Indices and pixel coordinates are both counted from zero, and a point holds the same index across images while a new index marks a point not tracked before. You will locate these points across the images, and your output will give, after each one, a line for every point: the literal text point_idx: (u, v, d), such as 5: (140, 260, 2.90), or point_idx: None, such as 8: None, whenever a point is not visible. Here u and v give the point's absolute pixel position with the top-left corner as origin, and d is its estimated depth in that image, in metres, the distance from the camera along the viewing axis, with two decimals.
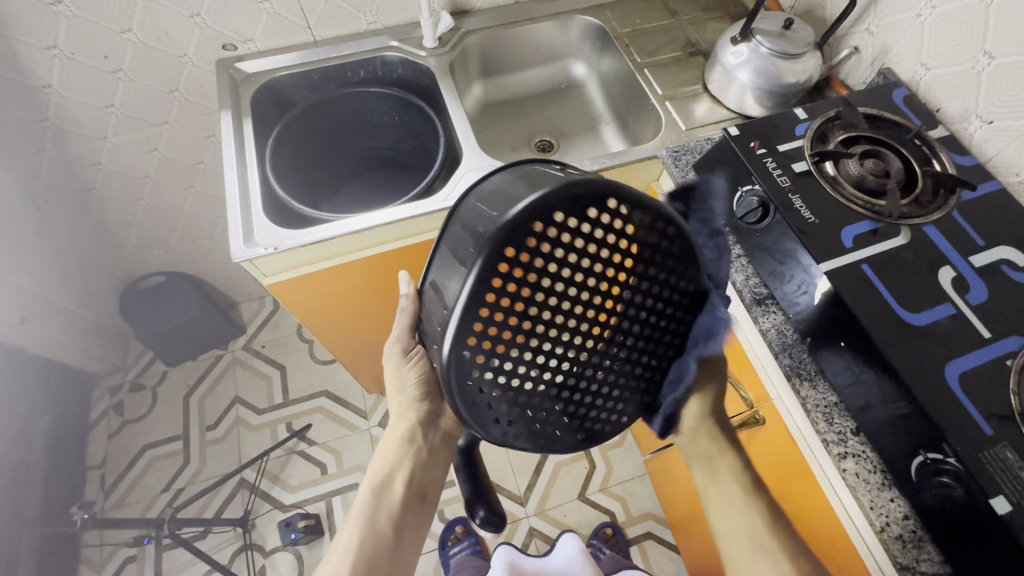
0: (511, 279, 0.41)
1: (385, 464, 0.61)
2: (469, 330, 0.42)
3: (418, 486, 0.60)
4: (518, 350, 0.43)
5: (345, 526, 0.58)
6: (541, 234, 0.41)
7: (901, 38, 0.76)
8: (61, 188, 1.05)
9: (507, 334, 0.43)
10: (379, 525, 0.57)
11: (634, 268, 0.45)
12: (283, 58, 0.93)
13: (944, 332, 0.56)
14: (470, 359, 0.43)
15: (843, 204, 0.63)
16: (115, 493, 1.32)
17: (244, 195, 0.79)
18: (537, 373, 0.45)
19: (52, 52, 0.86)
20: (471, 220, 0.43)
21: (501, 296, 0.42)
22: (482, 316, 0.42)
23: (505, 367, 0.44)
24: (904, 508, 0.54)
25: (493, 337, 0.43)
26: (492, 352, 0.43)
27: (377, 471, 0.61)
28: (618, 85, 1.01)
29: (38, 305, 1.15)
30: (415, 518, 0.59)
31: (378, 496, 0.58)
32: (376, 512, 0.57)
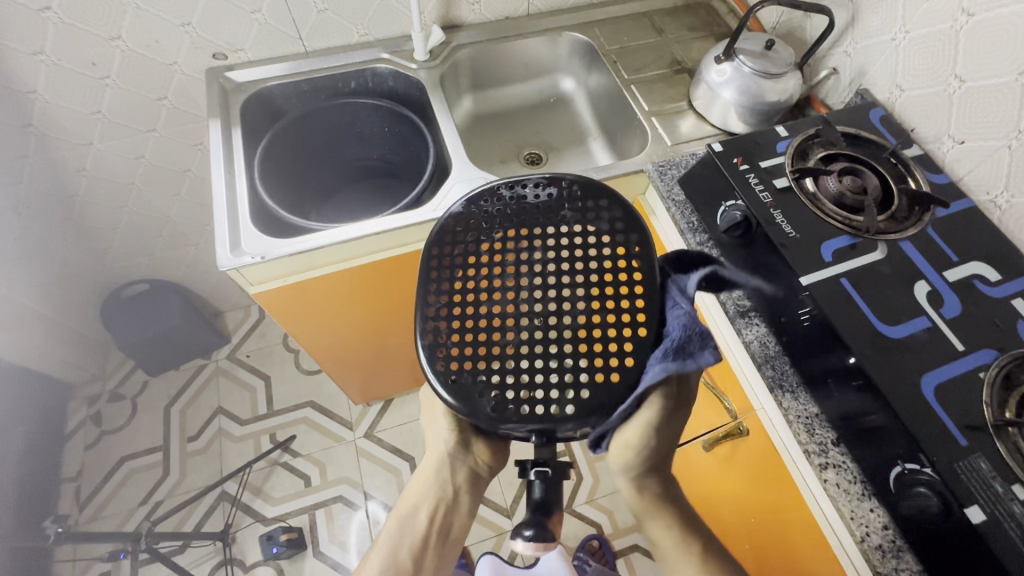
0: (442, 263, 0.53)
1: (412, 496, 0.64)
2: (425, 318, 0.51)
3: (440, 523, 0.63)
4: (472, 319, 0.51)
5: (371, 555, 0.62)
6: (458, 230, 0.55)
7: (878, 60, 0.78)
8: (43, 193, 1.03)
9: (457, 307, 0.52)
10: (400, 559, 0.61)
11: (547, 233, 0.54)
12: (274, 68, 0.94)
13: (920, 345, 0.57)
14: (432, 338, 0.51)
15: (823, 219, 0.65)
16: (91, 506, 1.28)
17: (231, 203, 0.79)
18: (497, 337, 0.50)
19: (39, 58, 0.85)
20: None
21: (441, 278, 0.53)
22: (434, 298, 0.52)
23: (467, 341, 0.50)
24: (884, 518, 0.55)
25: (445, 316, 0.51)
26: (449, 326, 0.51)
27: (404, 503, 0.64)
28: (605, 101, 1.03)
29: (17, 313, 1.13)
30: (436, 554, 0.63)
31: (401, 533, 0.62)
32: (399, 551, 0.61)
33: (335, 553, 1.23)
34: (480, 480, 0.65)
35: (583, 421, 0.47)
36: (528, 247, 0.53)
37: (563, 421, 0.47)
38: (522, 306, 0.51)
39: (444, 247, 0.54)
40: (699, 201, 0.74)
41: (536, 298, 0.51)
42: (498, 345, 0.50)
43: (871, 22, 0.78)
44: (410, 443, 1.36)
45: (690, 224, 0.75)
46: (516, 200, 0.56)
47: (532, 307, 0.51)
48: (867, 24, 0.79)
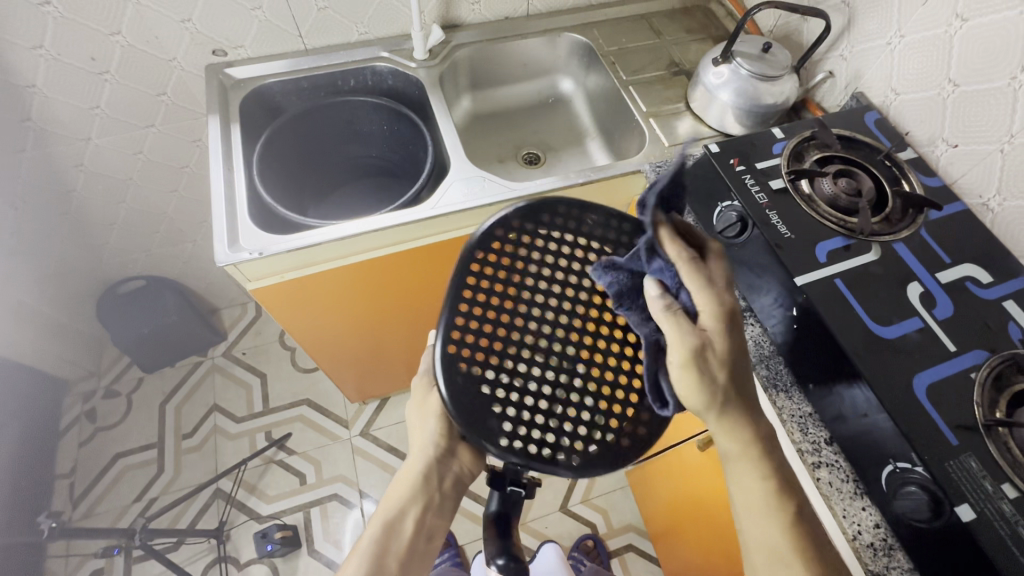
0: (482, 275, 0.53)
1: (396, 499, 0.61)
2: (452, 327, 0.52)
3: (427, 526, 0.61)
4: (499, 343, 0.52)
5: (350, 562, 0.58)
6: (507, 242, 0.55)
7: (874, 64, 0.79)
8: (41, 188, 1.03)
9: (487, 326, 0.52)
10: (386, 565, 0.57)
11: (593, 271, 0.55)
12: (273, 65, 0.94)
13: (913, 345, 0.58)
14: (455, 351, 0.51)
15: (818, 221, 0.66)
16: (85, 503, 1.28)
17: (229, 200, 0.79)
18: (520, 369, 0.51)
19: (38, 52, 0.85)
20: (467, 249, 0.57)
21: (477, 290, 0.53)
22: (466, 310, 0.52)
23: (488, 363, 0.51)
24: (876, 517, 0.54)
25: (470, 330, 0.51)
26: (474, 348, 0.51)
27: (388, 505, 0.61)
28: (603, 102, 1.04)
29: (12, 308, 1.13)
30: (419, 560, 0.60)
31: (385, 532, 0.59)
32: (385, 552, 0.58)
33: (330, 552, 1.23)
34: (464, 482, 0.65)
35: (583, 473, 0.49)
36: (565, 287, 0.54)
37: (563, 470, 0.49)
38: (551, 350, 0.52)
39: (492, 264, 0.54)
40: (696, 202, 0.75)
41: (566, 337, 0.53)
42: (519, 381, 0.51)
43: (867, 26, 0.79)
44: (405, 441, 1.36)
45: None
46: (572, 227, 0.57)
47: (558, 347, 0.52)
48: (863, 28, 0.80)
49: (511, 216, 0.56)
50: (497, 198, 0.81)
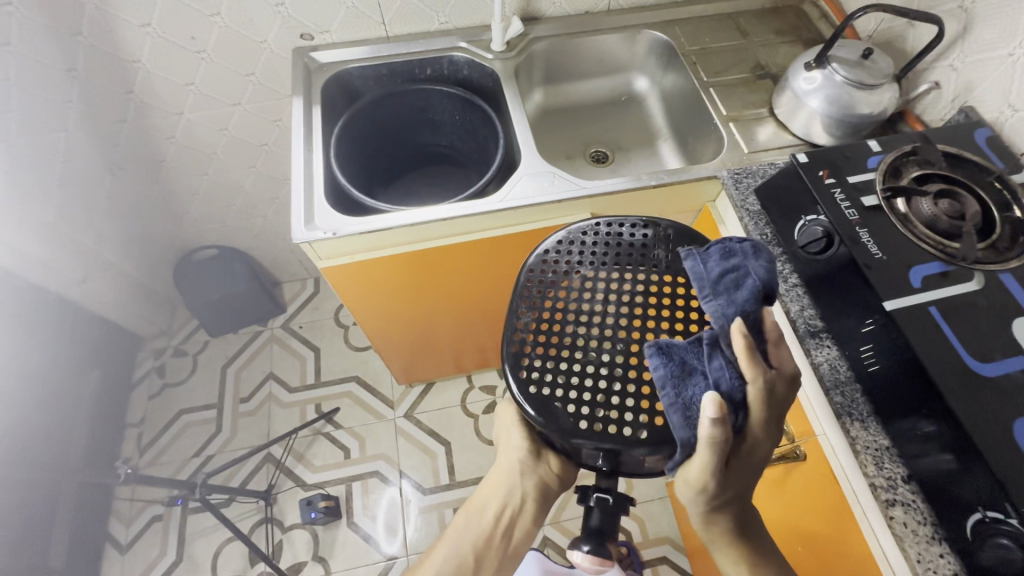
0: (529, 298, 0.57)
1: (482, 496, 0.64)
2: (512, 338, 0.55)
3: (509, 526, 0.63)
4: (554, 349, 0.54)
5: (435, 549, 0.62)
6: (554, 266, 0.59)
7: (990, 77, 0.73)
8: (134, 156, 1.11)
9: (541, 338, 0.54)
10: (462, 553, 0.60)
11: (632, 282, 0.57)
12: (356, 51, 0.97)
13: (1015, 386, 0.53)
14: (518, 350, 0.54)
15: (915, 243, 0.61)
16: (150, 452, 1.37)
17: (308, 178, 0.82)
18: (580, 373, 0.52)
19: (146, 29, 0.91)
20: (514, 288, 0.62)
21: (532, 309, 0.56)
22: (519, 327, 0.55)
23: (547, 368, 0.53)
24: (954, 566, 0.51)
25: (526, 333, 0.55)
26: (541, 340, 0.54)
27: (474, 501, 0.64)
28: (679, 103, 1.01)
29: (101, 265, 1.23)
30: (497, 557, 0.61)
31: (464, 535, 0.62)
32: (464, 544, 0.61)
33: (367, 526, 1.27)
34: (551, 489, 0.63)
35: (650, 449, 0.49)
36: (602, 290, 0.57)
37: (631, 443, 0.49)
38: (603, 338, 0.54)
39: (540, 286, 0.57)
40: (776, 213, 0.71)
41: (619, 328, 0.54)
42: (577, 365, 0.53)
43: (986, 35, 0.73)
44: (446, 428, 1.38)
45: (763, 235, 0.71)
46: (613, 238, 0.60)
47: (613, 338, 0.54)
48: (980, 37, 0.73)
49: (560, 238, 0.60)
50: (566, 194, 0.80)
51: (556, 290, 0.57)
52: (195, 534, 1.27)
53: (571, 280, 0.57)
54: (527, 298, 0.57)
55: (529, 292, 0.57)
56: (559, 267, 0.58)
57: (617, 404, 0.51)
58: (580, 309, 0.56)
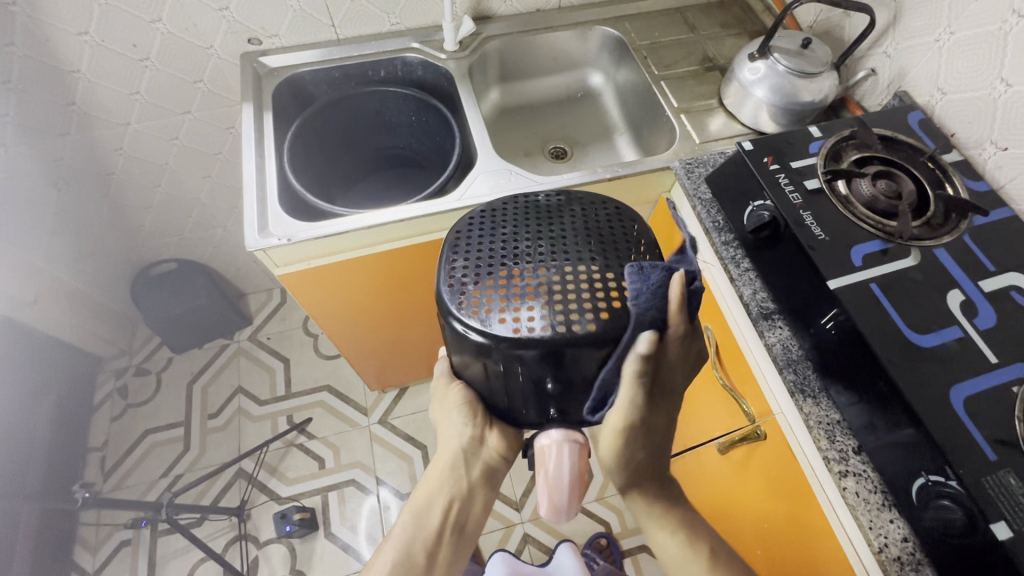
0: (468, 241, 0.50)
1: (426, 491, 0.59)
2: (450, 274, 0.48)
3: (457, 519, 0.59)
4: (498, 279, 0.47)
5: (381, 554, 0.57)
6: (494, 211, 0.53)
7: (919, 62, 0.76)
8: (81, 169, 1.07)
9: (481, 268, 0.48)
10: (410, 557, 0.56)
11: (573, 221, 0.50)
12: (306, 55, 0.95)
13: (951, 354, 0.56)
14: (456, 285, 0.47)
15: (855, 223, 0.64)
16: (115, 476, 1.33)
17: (260, 185, 0.81)
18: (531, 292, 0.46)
19: (83, 38, 0.88)
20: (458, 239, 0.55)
21: (468, 248, 0.50)
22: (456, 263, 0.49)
23: (494, 295, 0.46)
24: (904, 530, 0.53)
25: (464, 268, 0.48)
26: (477, 268, 0.48)
27: (418, 496, 0.60)
28: (633, 97, 1.02)
29: (50, 283, 1.18)
30: (448, 553, 0.58)
31: (412, 536, 0.57)
32: (413, 545, 0.57)
33: (345, 536, 1.25)
34: (498, 472, 0.60)
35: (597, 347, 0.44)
36: (532, 220, 0.51)
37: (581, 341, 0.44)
38: (543, 255, 0.47)
39: (474, 225, 0.52)
40: (726, 200, 0.73)
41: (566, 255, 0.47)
42: (518, 277, 0.46)
43: (914, 22, 0.76)
44: (422, 431, 1.37)
45: (716, 223, 0.74)
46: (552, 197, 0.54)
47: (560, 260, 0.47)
48: (909, 24, 0.77)
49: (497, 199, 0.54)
50: (523, 190, 0.81)
51: (489, 236, 0.50)
52: (166, 557, 1.24)
53: (502, 214, 0.52)
54: (461, 243, 0.50)
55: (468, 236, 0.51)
56: (491, 214, 0.52)
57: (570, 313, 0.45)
58: (517, 231, 0.50)
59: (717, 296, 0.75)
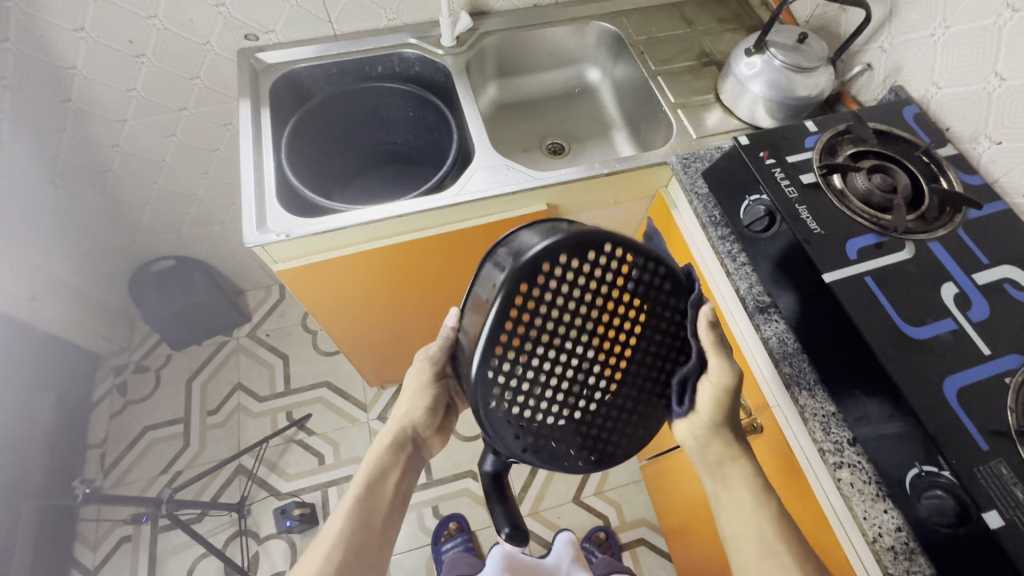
0: (515, 322, 0.47)
1: (376, 463, 0.65)
2: (487, 358, 0.48)
3: (402, 490, 0.65)
4: (528, 384, 0.50)
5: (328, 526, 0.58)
6: (552, 275, 0.47)
7: (914, 57, 0.77)
8: (77, 166, 1.07)
9: (517, 364, 0.49)
10: (368, 523, 0.60)
11: (616, 327, 0.51)
12: (302, 50, 0.95)
13: (945, 347, 0.56)
14: (488, 375, 0.49)
15: (850, 217, 0.64)
16: (114, 472, 1.33)
17: (258, 181, 0.81)
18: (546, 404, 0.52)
19: (79, 34, 0.88)
20: (494, 270, 0.49)
21: (512, 334, 0.48)
22: (496, 348, 0.48)
23: (518, 400, 0.51)
24: (897, 520, 0.54)
25: (502, 358, 0.49)
26: (512, 368, 0.49)
27: (367, 469, 0.64)
28: (630, 92, 1.03)
29: (48, 280, 1.18)
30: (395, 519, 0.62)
31: (366, 504, 0.61)
32: (369, 511, 0.60)
33: None
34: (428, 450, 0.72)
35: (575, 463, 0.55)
36: (581, 312, 0.49)
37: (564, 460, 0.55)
38: (573, 368, 0.51)
39: (527, 297, 0.47)
40: (722, 194, 0.74)
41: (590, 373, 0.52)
42: (540, 388, 0.51)
43: (910, 17, 0.76)
44: None
45: (712, 217, 0.74)
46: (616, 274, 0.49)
47: (583, 376, 0.52)
48: (905, 19, 0.77)
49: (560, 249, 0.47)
50: (520, 186, 0.81)
51: (536, 320, 0.48)
52: (167, 553, 1.24)
53: (558, 286, 0.48)
54: (507, 319, 0.47)
55: (517, 312, 0.47)
56: (509, 303, 0.47)
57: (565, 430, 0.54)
58: (563, 326, 0.49)
59: (714, 290, 0.76)
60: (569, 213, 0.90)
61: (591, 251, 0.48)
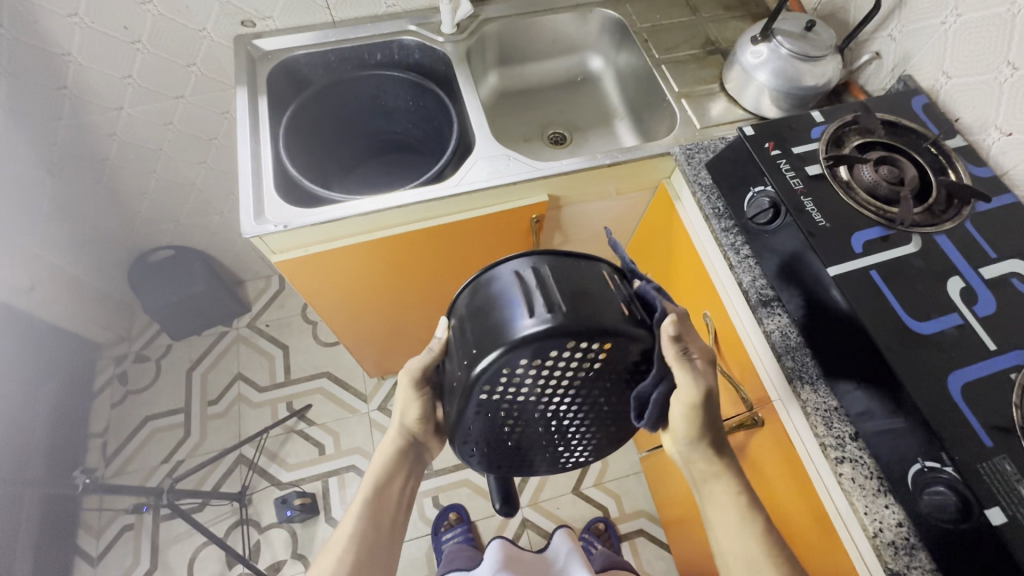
0: (485, 408, 0.50)
1: (383, 469, 0.65)
2: (463, 431, 0.52)
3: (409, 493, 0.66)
4: (504, 440, 0.54)
5: (343, 528, 0.61)
6: (518, 370, 0.47)
7: (924, 45, 0.75)
8: (75, 155, 1.06)
9: (492, 431, 0.52)
10: (378, 530, 0.61)
11: (588, 399, 0.51)
12: (300, 37, 0.93)
13: (950, 342, 0.55)
14: (467, 439, 0.53)
15: (856, 209, 0.63)
16: (116, 461, 1.33)
17: (256, 171, 0.80)
18: (524, 448, 0.56)
19: (73, 20, 0.86)
20: (465, 356, 0.50)
21: (484, 413, 0.50)
22: (470, 425, 0.51)
23: (497, 451, 0.55)
24: (898, 515, 0.54)
25: (477, 430, 0.52)
26: (488, 433, 0.53)
27: (375, 474, 0.65)
28: (634, 81, 1.01)
29: (46, 270, 1.18)
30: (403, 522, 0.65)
31: (376, 510, 0.62)
32: (379, 517, 0.62)
33: None
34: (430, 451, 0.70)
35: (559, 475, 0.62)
36: (551, 396, 0.49)
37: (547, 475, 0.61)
38: (549, 428, 0.53)
39: (494, 389, 0.48)
40: (727, 185, 0.73)
41: (568, 429, 0.54)
42: (518, 441, 0.54)
43: (921, 4, 0.74)
44: None
45: (716, 209, 0.73)
46: (584, 361, 0.48)
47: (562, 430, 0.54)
48: (916, 6, 0.75)
49: (523, 350, 0.46)
50: (522, 176, 0.80)
51: (507, 403, 0.50)
52: (169, 541, 1.25)
53: (525, 378, 0.48)
54: (478, 405, 0.50)
55: (485, 399, 0.49)
56: (494, 378, 0.47)
57: (546, 461, 0.59)
58: (533, 405, 0.50)
59: (716, 282, 0.75)
60: (571, 203, 0.89)
61: (555, 346, 0.46)
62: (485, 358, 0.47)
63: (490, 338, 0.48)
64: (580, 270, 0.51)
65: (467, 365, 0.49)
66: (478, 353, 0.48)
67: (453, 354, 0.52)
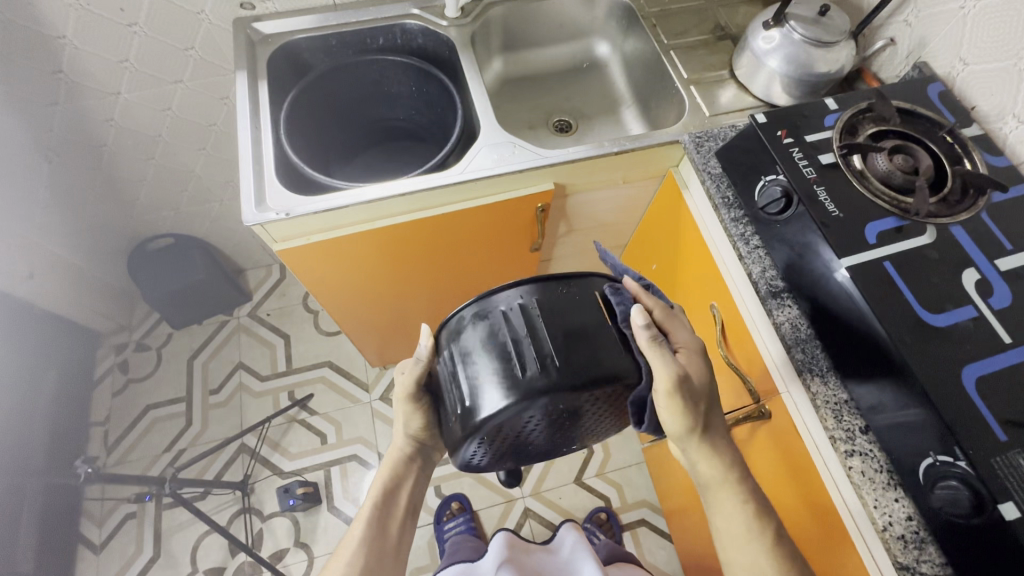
0: (481, 448, 0.50)
1: (392, 473, 0.64)
2: (462, 463, 0.53)
3: (416, 497, 0.66)
4: (502, 459, 0.55)
5: (352, 532, 0.61)
6: (512, 423, 0.47)
7: (941, 31, 0.73)
8: (71, 141, 1.04)
9: (490, 457, 0.54)
10: (387, 534, 0.61)
11: (581, 423, 0.52)
12: (300, 20, 0.91)
13: (964, 335, 0.54)
14: (466, 465, 0.54)
15: (870, 199, 0.62)
16: (117, 450, 1.33)
17: (256, 157, 0.78)
18: (521, 461, 0.58)
19: (67, 1, 0.84)
20: (456, 406, 0.49)
21: (480, 450, 0.51)
22: (468, 459, 0.52)
23: (495, 466, 0.57)
24: (908, 509, 0.53)
25: (475, 460, 0.53)
26: (485, 459, 0.54)
27: (383, 478, 0.64)
28: (641, 68, 0.99)
29: (44, 258, 1.16)
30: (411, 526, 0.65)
31: (384, 515, 0.62)
32: (388, 521, 0.62)
33: (349, 509, 1.26)
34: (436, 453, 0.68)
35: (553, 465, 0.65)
36: (544, 429, 0.50)
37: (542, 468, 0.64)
38: (543, 446, 0.55)
39: (489, 437, 0.48)
40: (737, 175, 0.71)
41: (562, 443, 0.55)
42: (514, 458, 0.56)
43: None
44: None
45: (725, 199, 0.72)
46: (576, 405, 0.48)
47: (556, 444, 0.55)
48: None
49: (517, 410, 0.45)
50: (527, 164, 0.78)
51: (502, 441, 0.50)
52: (171, 529, 1.25)
53: (519, 425, 0.48)
54: (474, 448, 0.50)
55: (481, 444, 0.49)
56: (500, 423, 0.46)
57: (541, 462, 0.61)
58: (527, 437, 0.51)
59: (724, 273, 0.74)
60: (576, 192, 0.88)
61: (548, 403, 0.46)
62: (492, 406, 0.46)
63: (481, 395, 0.46)
64: (567, 298, 0.49)
65: (460, 417, 0.48)
66: (469, 408, 0.47)
67: (443, 396, 0.51)
